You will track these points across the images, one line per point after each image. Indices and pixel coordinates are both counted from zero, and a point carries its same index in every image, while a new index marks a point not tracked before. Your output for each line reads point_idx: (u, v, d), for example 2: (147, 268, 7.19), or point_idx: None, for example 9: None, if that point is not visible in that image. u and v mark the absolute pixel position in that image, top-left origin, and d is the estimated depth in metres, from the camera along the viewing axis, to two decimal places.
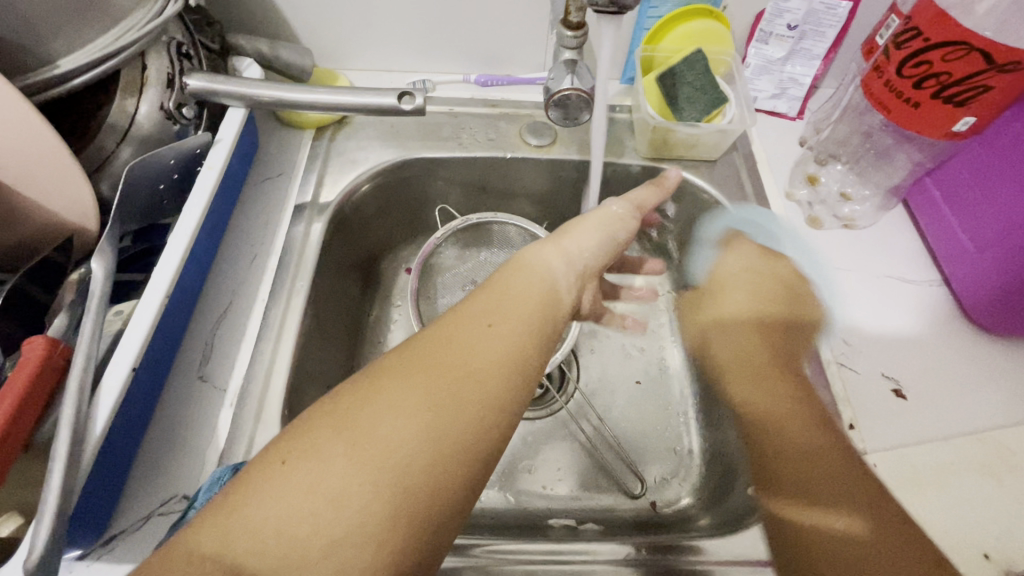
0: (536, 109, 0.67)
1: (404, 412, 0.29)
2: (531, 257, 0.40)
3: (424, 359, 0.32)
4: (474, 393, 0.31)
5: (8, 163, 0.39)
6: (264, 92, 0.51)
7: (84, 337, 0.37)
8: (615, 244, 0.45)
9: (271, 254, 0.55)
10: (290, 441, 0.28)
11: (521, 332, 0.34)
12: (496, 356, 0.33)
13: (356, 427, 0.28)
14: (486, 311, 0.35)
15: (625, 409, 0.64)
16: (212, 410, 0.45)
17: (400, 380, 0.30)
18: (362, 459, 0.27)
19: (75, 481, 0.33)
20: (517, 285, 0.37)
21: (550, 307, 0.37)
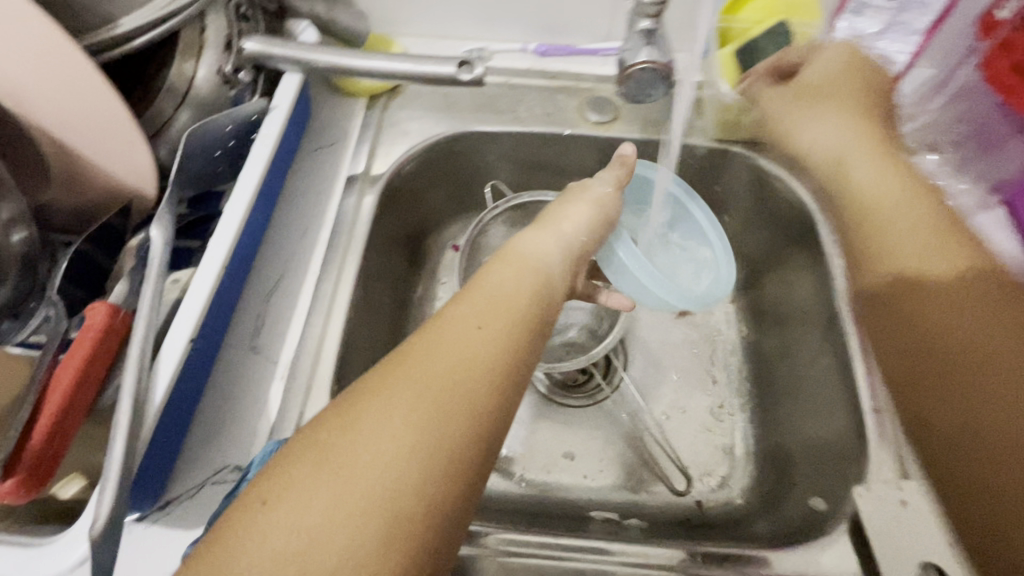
0: (597, 82, 0.63)
1: (387, 428, 0.28)
2: (516, 251, 0.41)
3: (406, 371, 0.31)
4: (459, 396, 0.30)
5: (84, 136, 0.40)
6: (321, 57, 0.49)
7: (145, 305, 0.36)
8: (605, 220, 0.48)
9: (323, 226, 0.53)
10: (271, 478, 0.27)
11: (506, 328, 0.35)
12: (485, 358, 0.32)
13: (338, 458, 0.27)
14: (471, 313, 0.35)
15: (673, 403, 0.61)
16: (263, 382, 0.45)
17: (380, 396, 0.30)
18: (346, 489, 0.26)
19: (136, 449, 0.33)
20: (500, 281, 0.38)
21: (536, 298, 0.38)
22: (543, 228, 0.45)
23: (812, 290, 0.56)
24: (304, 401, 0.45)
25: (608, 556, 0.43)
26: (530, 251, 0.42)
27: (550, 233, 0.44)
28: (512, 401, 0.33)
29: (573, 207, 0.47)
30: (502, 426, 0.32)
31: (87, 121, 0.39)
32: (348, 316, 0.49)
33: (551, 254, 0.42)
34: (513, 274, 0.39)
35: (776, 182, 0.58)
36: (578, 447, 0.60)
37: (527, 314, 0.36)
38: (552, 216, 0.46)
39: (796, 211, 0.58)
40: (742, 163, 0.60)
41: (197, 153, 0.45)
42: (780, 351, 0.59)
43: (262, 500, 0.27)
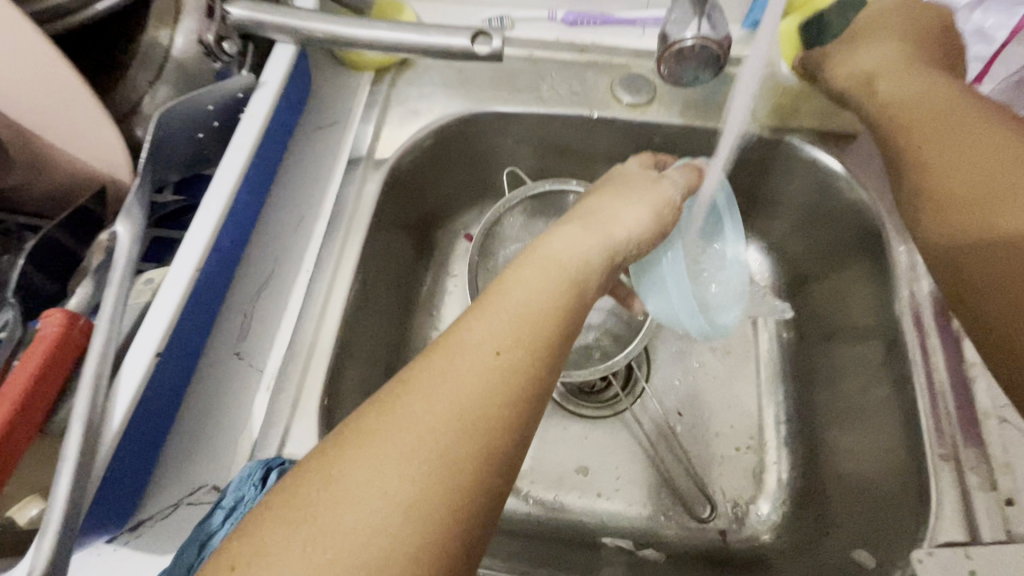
0: (632, 58, 0.55)
1: (379, 484, 0.24)
2: (545, 251, 0.35)
3: (407, 411, 0.27)
4: (466, 445, 0.26)
5: (57, 120, 0.36)
6: (317, 25, 0.43)
7: (105, 314, 0.32)
8: (656, 222, 0.41)
9: (320, 216, 0.48)
10: (240, 540, 0.23)
11: (526, 357, 0.30)
12: (498, 397, 0.28)
13: (322, 515, 0.23)
14: (487, 336, 0.30)
15: (701, 419, 0.56)
16: (248, 392, 0.41)
17: (372, 441, 0.26)
18: (326, 562, 0.22)
19: (89, 482, 0.29)
20: (523, 292, 0.32)
21: (564, 316, 0.33)
22: (580, 225, 0.38)
23: (869, 309, 0.49)
24: (292, 415, 0.41)
25: None
26: (562, 255, 0.35)
27: (598, 234, 0.38)
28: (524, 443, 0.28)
29: (615, 198, 0.41)
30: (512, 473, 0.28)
31: (48, 100, 0.36)
32: (344, 320, 0.45)
33: (586, 259, 0.36)
34: (539, 286, 0.33)
35: (835, 179, 0.51)
36: (592, 464, 0.55)
37: (550, 338, 0.31)
38: (586, 211, 0.40)
39: (858, 215, 0.50)
40: (798, 155, 0.52)
41: (177, 134, 0.40)
42: (829, 371, 0.53)
43: (231, 562, 0.23)
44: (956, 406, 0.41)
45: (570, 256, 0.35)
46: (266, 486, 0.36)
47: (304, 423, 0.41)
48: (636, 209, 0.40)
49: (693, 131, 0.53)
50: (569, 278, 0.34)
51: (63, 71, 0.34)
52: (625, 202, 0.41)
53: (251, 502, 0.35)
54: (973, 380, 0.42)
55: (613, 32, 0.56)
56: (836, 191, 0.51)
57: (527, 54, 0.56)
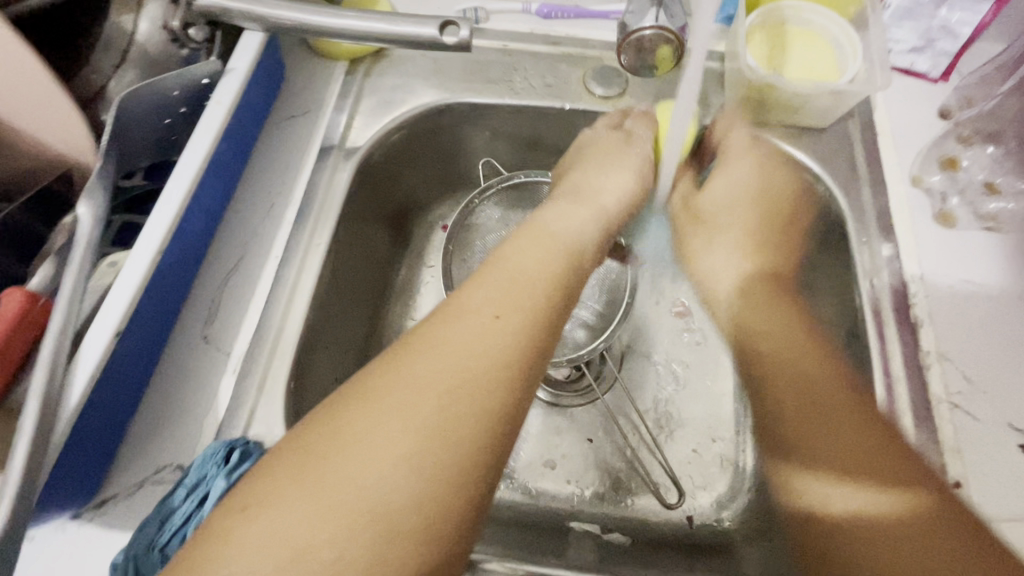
0: (605, 50, 0.56)
1: (386, 433, 0.27)
2: (536, 234, 0.39)
3: (408, 370, 0.29)
4: (467, 404, 0.28)
5: (9, 104, 0.36)
6: (285, 14, 0.43)
7: (64, 295, 0.33)
8: (625, 205, 0.46)
9: (290, 204, 0.49)
10: (262, 479, 0.26)
11: (521, 325, 0.32)
12: (497, 360, 0.30)
13: (334, 459, 0.26)
14: (486, 304, 0.33)
15: (669, 408, 0.57)
16: (215, 375, 0.42)
17: (381, 394, 0.28)
18: (340, 495, 0.25)
19: (45, 456, 0.30)
20: (517, 267, 0.36)
21: (555, 291, 0.35)
22: (563, 213, 0.42)
23: (834, 299, 0.50)
24: (257, 397, 0.41)
25: None
26: (551, 237, 0.39)
27: (577, 222, 0.42)
28: (519, 404, 0.30)
29: (597, 171, 0.47)
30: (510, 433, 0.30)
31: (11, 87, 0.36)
32: (312, 304, 0.45)
33: (570, 244, 0.39)
34: (529, 264, 0.36)
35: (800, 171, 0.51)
36: (562, 452, 0.56)
37: (540, 310, 0.34)
38: (565, 194, 0.46)
39: (822, 207, 0.51)
40: None
41: (144, 120, 0.40)
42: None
43: (245, 503, 0.25)
44: (912, 394, 0.41)
45: (556, 238, 0.39)
46: (229, 464, 0.36)
47: (270, 404, 0.41)
48: (621, 179, 0.47)
49: None
50: (556, 259, 0.37)
51: (30, 64, 0.35)
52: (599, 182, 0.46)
53: (213, 477, 0.35)
54: (927, 367, 0.42)
55: (586, 24, 0.56)
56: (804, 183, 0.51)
57: (501, 45, 0.56)
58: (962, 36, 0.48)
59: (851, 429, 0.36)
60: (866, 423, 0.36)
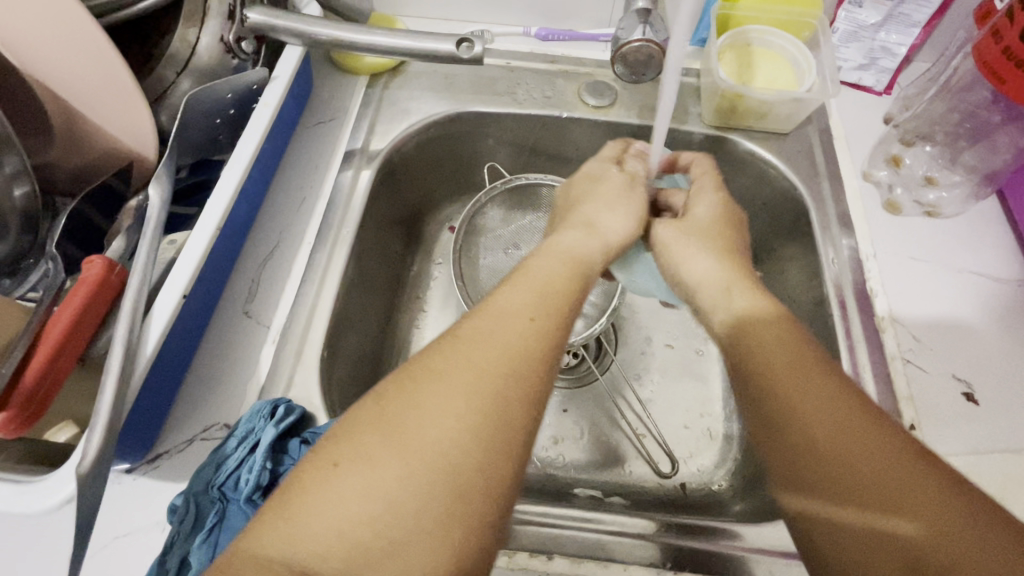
0: (597, 67, 0.63)
1: (453, 413, 0.28)
2: (562, 243, 0.42)
3: (465, 356, 0.31)
4: (517, 389, 0.30)
5: (89, 100, 0.42)
6: (323, 31, 0.49)
7: (139, 261, 0.37)
8: (639, 214, 0.47)
9: (320, 198, 0.54)
10: (340, 445, 0.27)
11: (557, 323, 0.35)
12: (539, 353, 0.32)
13: (407, 431, 0.28)
14: (524, 305, 0.35)
15: (661, 387, 0.62)
16: (256, 346, 0.46)
17: (443, 376, 0.30)
18: (414, 464, 0.27)
19: (125, 398, 0.34)
20: (548, 271, 0.38)
21: (577, 294, 0.38)
22: (583, 228, 0.44)
23: (802, 281, 0.56)
24: (294, 365, 0.45)
25: (592, 525, 0.44)
26: (573, 247, 0.41)
27: (598, 240, 0.43)
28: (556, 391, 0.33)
29: (600, 198, 0.47)
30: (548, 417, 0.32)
31: (88, 84, 0.41)
32: (342, 285, 0.50)
33: (592, 257, 0.42)
34: (557, 269, 0.39)
35: (769, 169, 0.58)
36: (564, 428, 0.60)
37: (569, 309, 0.37)
38: (580, 210, 0.46)
39: (788, 198, 0.58)
40: (738, 150, 0.59)
41: (198, 119, 0.45)
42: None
43: (336, 460, 0.27)
44: (870, 353, 0.47)
45: (581, 250, 0.42)
46: (275, 417, 0.40)
47: (306, 371, 0.45)
48: (625, 218, 0.46)
49: (649, 129, 0.60)
50: (582, 267, 0.40)
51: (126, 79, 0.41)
52: (612, 209, 0.46)
53: (260, 429, 0.40)
54: (883, 330, 0.48)
55: (579, 46, 0.64)
56: (773, 180, 0.58)
57: (504, 63, 0.63)
58: (898, 56, 0.57)
59: (826, 414, 0.32)
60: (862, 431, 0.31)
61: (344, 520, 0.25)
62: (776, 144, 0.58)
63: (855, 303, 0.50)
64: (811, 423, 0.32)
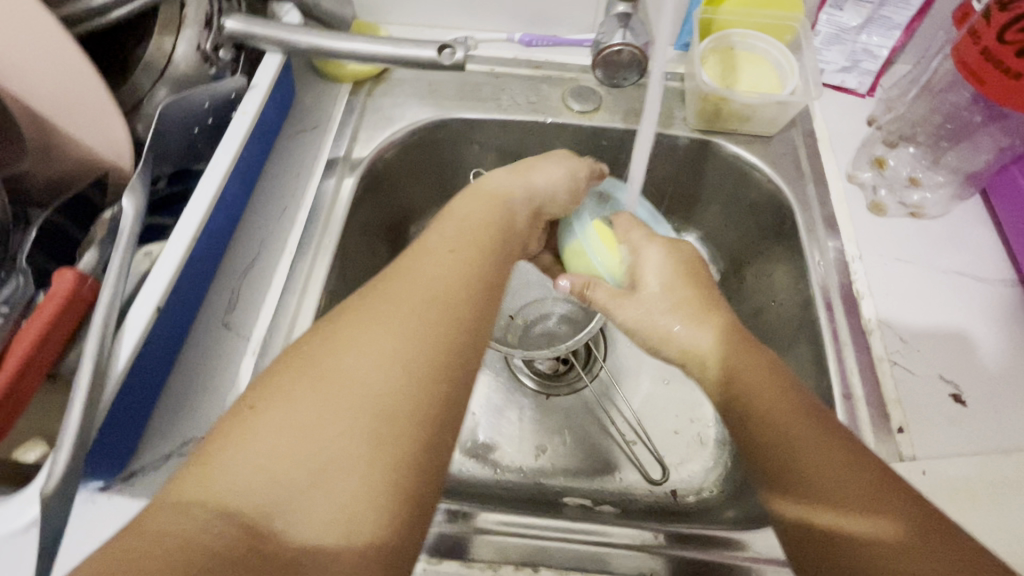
0: (581, 72, 0.63)
1: (369, 345, 0.30)
2: (484, 194, 0.43)
3: (381, 297, 0.33)
4: (435, 318, 0.32)
5: (59, 105, 0.41)
6: (303, 38, 0.49)
7: (112, 274, 0.37)
8: (577, 180, 0.48)
9: (302, 206, 0.54)
10: (261, 389, 0.29)
11: (474, 260, 0.36)
12: (456, 286, 0.34)
13: (323, 366, 0.29)
14: (439, 249, 0.37)
15: (650, 392, 0.61)
16: (235, 358, 0.45)
17: (359, 318, 0.32)
18: (333, 394, 0.28)
19: (94, 415, 0.33)
20: (468, 219, 0.40)
21: (497, 237, 0.40)
22: (516, 173, 0.46)
23: (787, 284, 0.56)
24: None
25: (579, 537, 0.43)
26: (496, 198, 0.43)
27: (523, 183, 0.45)
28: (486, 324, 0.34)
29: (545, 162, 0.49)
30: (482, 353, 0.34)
31: (59, 92, 0.40)
32: (324, 294, 0.49)
33: (517, 200, 0.44)
34: (479, 217, 0.40)
35: (753, 172, 0.58)
36: (552, 436, 0.59)
37: (488, 248, 0.38)
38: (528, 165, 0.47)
39: (773, 201, 0.57)
40: (723, 153, 0.59)
41: (174, 128, 0.44)
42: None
43: (255, 402, 0.28)
44: (858, 355, 0.47)
45: (503, 199, 0.43)
46: None
47: None
48: (558, 170, 0.47)
49: (634, 134, 0.60)
50: (505, 215, 0.42)
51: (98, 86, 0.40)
52: (551, 161, 0.48)
53: None
54: (870, 332, 0.48)
55: (563, 51, 0.64)
56: (759, 184, 0.58)
57: (488, 69, 0.63)
58: (880, 57, 0.57)
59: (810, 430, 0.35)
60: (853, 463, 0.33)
61: (263, 452, 0.26)
62: (760, 147, 0.58)
63: (841, 304, 0.49)
64: (795, 433, 0.35)
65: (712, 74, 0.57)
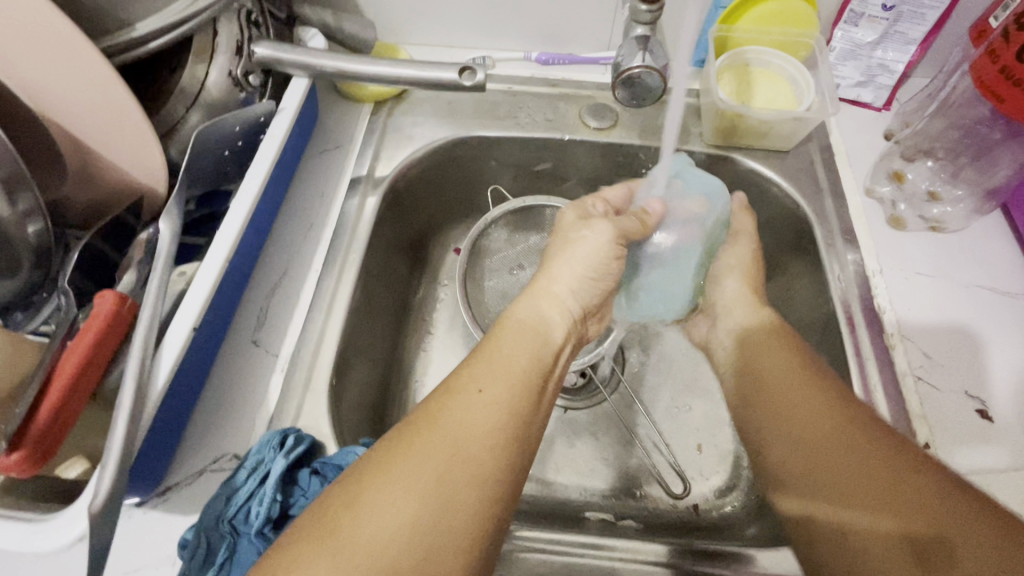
0: (598, 89, 0.64)
1: (393, 505, 0.30)
2: (516, 317, 0.46)
3: (414, 444, 0.33)
4: (463, 472, 0.33)
5: (91, 128, 0.42)
6: (329, 62, 0.51)
7: (151, 294, 0.38)
8: (598, 274, 0.48)
9: (326, 225, 0.55)
10: (282, 551, 0.29)
11: (507, 396, 0.37)
12: (488, 430, 0.35)
13: (345, 528, 0.30)
14: (473, 379, 0.38)
15: (672, 406, 0.61)
16: (263, 375, 0.46)
17: (386, 472, 0.32)
18: (350, 564, 0.28)
19: (136, 434, 0.34)
20: (507, 347, 0.41)
21: (533, 368, 0.41)
22: (538, 293, 0.48)
23: (808, 298, 0.56)
24: (303, 395, 0.46)
25: (605, 552, 0.43)
26: (524, 318, 0.45)
27: (551, 302, 0.47)
28: (513, 483, 0.34)
29: (569, 259, 0.49)
30: (505, 517, 0.34)
31: (96, 118, 0.42)
32: (349, 312, 0.50)
33: (548, 323, 0.46)
34: (514, 347, 0.42)
35: (771, 187, 0.58)
36: (572, 451, 0.59)
37: (522, 382, 0.39)
38: (551, 274, 0.49)
39: (792, 216, 0.58)
40: (740, 168, 0.60)
41: (206, 152, 0.46)
42: None
43: (273, 568, 0.28)
44: (881, 371, 0.47)
45: (529, 317, 0.46)
46: (285, 447, 0.40)
47: (315, 400, 0.45)
48: (580, 273, 0.48)
49: (650, 150, 0.61)
50: (534, 336, 0.44)
51: (137, 117, 0.41)
52: (569, 261, 0.49)
53: (271, 460, 0.39)
54: (893, 347, 0.48)
55: (580, 69, 0.65)
56: (776, 198, 0.59)
57: (506, 88, 0.64)
58: (896, 72, 0.58)
59: (811, 410, 0.42)
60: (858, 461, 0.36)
61: None
62: (776, 162, 0.59)
63: (862, 319, 0.49)
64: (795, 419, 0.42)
65: (727, 91, 0.57)
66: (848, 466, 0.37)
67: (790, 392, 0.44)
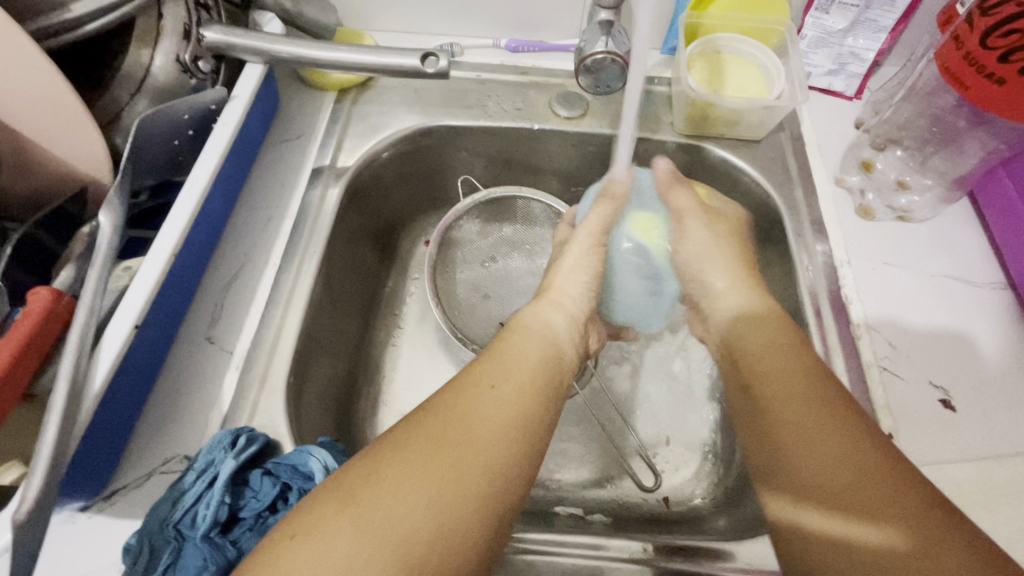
0: (569, 77, 0.63)
1: (411, 482, 0.30)
2: (529, 320, 0.46)
3: (431, 427, 0.33)
4: (479, 457, 0.32)
5: (25, 112, 0.39)
6: (287, 47, 0.49)
7: (88, 291, 0.36)
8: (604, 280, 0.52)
9: (287, 216, 0.53)
10: (297, 519, 0.29)
11: (520, 392, 0.38)
12: (503, 421, 0.35)
13: (364, 500, 0.29)
14: (487, 374, 0.38)
15: (643, 399, 0.61)
16: (218, 373, 0.45)
17: (402, 450, 0.32)
18: (370, 533, 0.28)
19: (70, 437, 0.33)
20: (519, 345, 0.42)
21: (545, 368, 0.41)
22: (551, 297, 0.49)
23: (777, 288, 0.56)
24: (259, 392, 0.44)
25: (567, 549, 0.43)
26: (534, 317, 0.47)
27: (563, 310, 0.48)
28: (525, 479, 0.34)
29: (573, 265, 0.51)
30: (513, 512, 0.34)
31: (25, 99, 0.39)
32: (308, 307, 0.49)
33: (560, 325, 0.47)
34: (525, 346, 0.42)
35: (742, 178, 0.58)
36: None
37: (532, 381, 0.39)
38: (561, 286, 0.50)
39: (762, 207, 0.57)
40: (711, 158, 0.59)
41: (152, 142, 0.44)
42: None
43: (291, 533, 0.28)
44: (847, 362, 0.47)
45: (540, 319, 0.47)
46: (236, 447, 0.39)
47: (271, 399, 0.44)
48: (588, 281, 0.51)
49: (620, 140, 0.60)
50: (546, 337, 0.44)
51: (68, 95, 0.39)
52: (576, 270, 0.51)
53: (221, 462, 0.38)
54: (859, 337, 0.48)
55: (550, 57, 0.64)
56: (747, 188, 0.58)
57: (475, 75, 0.63)
58: (866, 60, 0.57)
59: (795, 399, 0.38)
60: (842, 463, 0.34)
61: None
62: (746, 152, 0.58)
63: (829, 309, 0.49)
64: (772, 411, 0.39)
65: (697, 79, 0.56)
66: (837, 472, 0.34)
67: (775, 368, 0.41)
